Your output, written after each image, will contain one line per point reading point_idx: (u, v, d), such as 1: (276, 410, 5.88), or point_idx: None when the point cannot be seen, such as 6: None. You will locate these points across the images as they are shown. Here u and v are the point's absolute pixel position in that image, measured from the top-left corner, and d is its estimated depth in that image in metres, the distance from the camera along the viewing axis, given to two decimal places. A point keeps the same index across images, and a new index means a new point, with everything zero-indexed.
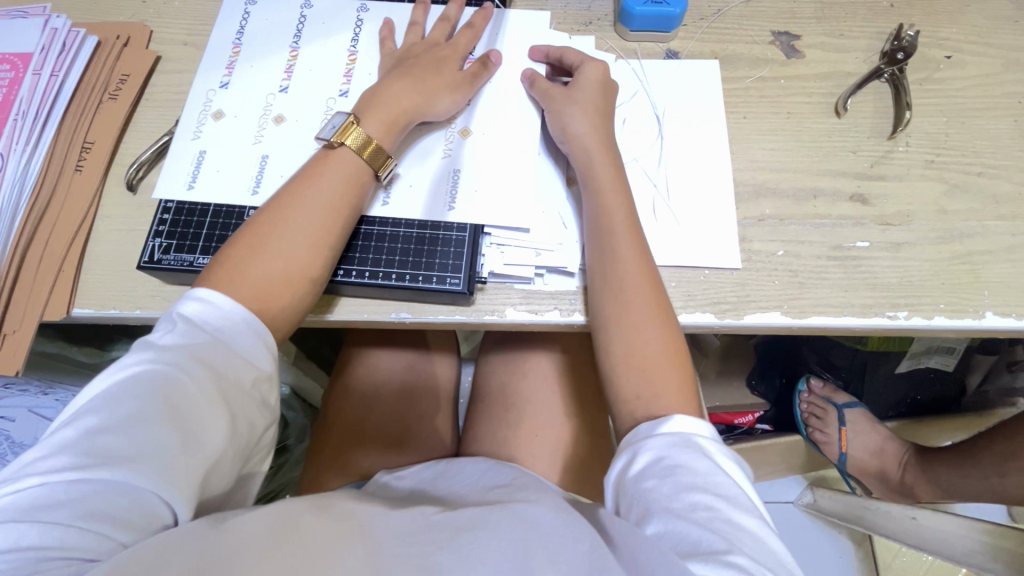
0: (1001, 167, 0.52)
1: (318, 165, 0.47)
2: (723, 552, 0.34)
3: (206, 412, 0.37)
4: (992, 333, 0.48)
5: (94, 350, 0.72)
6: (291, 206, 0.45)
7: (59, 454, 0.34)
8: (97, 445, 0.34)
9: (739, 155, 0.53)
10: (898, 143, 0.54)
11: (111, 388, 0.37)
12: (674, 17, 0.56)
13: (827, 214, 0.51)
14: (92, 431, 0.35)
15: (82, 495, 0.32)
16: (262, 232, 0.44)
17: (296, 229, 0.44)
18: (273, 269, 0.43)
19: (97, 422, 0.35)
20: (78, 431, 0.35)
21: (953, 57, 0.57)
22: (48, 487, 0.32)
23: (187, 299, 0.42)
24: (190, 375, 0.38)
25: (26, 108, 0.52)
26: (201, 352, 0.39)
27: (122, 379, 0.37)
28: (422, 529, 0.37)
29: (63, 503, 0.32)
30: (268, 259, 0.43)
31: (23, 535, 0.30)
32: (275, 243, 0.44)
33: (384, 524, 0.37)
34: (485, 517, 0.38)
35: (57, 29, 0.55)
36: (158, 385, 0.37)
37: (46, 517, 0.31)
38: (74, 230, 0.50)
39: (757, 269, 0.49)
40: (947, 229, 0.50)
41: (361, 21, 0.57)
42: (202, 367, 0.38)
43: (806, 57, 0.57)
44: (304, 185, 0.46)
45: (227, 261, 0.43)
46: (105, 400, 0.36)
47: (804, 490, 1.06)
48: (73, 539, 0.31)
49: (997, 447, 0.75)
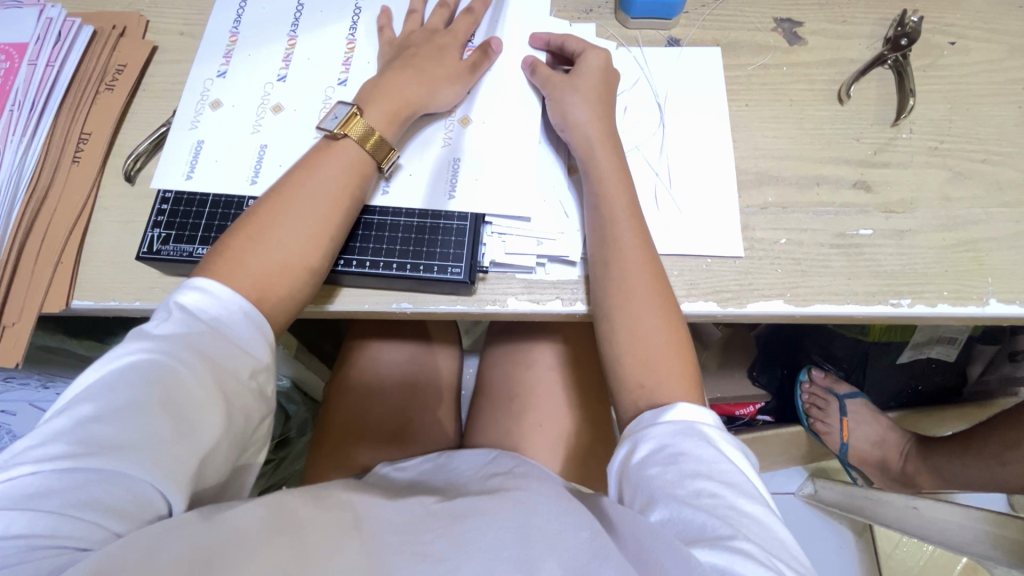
0: (1005, 154, 0.52)
1: (319, 154, 0.47)
2: (729, 539, 0.34)
3: (202, 402, 0.37)
4: (995, 321, 0.48)
5: (93, 343, 0.70)
6: (291, 195, 0.45)
7: (52, 443, 0.33)
8: (90, 434, 0.34)
9: (742, 143, 0.53)
10: (901, 130, 0.53)
11: (105, 377, 0.37)
12: (674, 5, 0.55)
13: (829, 202, 0.51)
14: (86, 420, 0.34)
15: (75, 484, 0.32)
16: (262, 221, 0.44)
17: (296, 218, 0.44)
18: (273, 258, 0.43)
19: (91, 411, 0.35)
20: (71, 420, 0.34)
21: (957, 43, 0.56)
22: (41, 476, 0.32)
23: (185, 288, 0.41)
24: (186, 365, 0.37)
25: (22, 98, 0.52)
26: (198, 342, 0.39)
27: (118, 368, 0.37)
28: (422, 519, 0.37)
29: (55, 491, 0.32)
30: (267, 249, 0.43)
31: (13, 523, 0.30)
32: (275, 233, 0.44)
33: (383, 516, 0.37)
34: (484, 507, 0.38)
35: (53, 19, 0.54)
36: (154, 375, 0.37)
37: (39, 505, 0.31)
38: (73, 221, 0.50)
39: (760, 257, 0.49)
40: (950, 216, 0.50)
41: (359, 9, 0.56)
42: (199, 357, 0.38)
43: (808, 44, 0.57)
44: (304, 174, 0.46)
45: (225, 251, 0.43)
46: (100, 390, 0.36)
47: (805, 481, 1.06)
48: (65, 528, 0.31)
49: (1000, 437, 0.75)
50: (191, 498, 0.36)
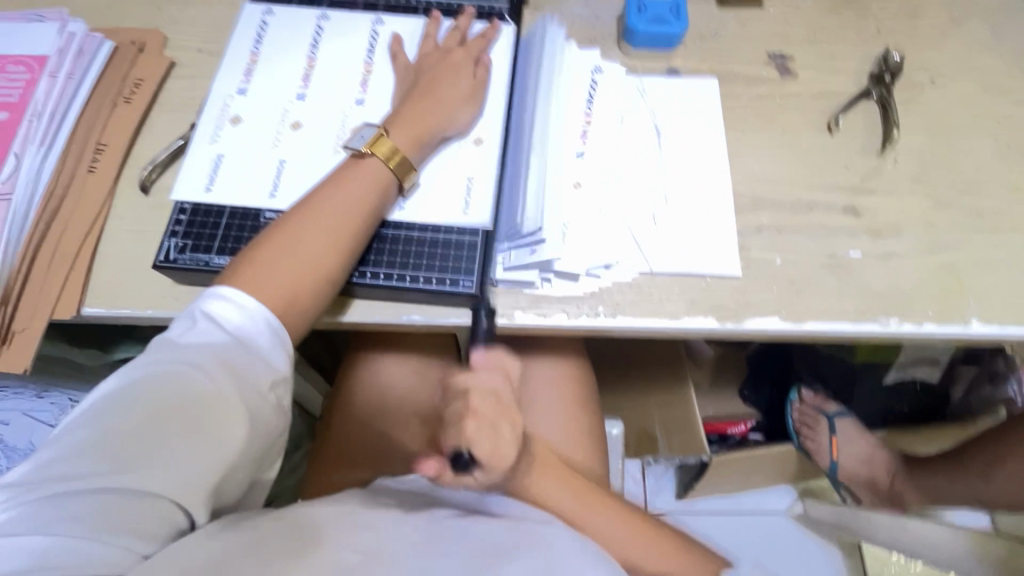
0: (983, 184, 0.56)
1: (348, 171, 0.49)
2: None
3: (224, 417, 0.38)
4: (979, 340, 0.50)
5: (94, 352, 0.65)
6: (317, 209, 0.47)
7: (80, 459, 0.35)
8: (118, 450, 0.35)
9: (737, 168, 0.56)
10: (887, 159, 0.57)
11: (128, 390, 0.37)
12: (674, 36, 0.59)
13: (821, 225, 0.54)
14: (113, 434, 0.35)
15: (104, 506, 0.34)
16: (290, 233, 0.46)
17: (319, 231, 0.46)
18: (297, 268, 0.44)
19: (118, 426, 0.36)
20: (95, 434, 0.35)
21: (936, 79, 0.60)
22: (70, 496, 0.34)
23: (209, 296, 0.42)
24: (211, 377, 0.38)
25: (42, 108, 0.53)
26: (222, 353, 0.39)
27: (142, 379, 0.38)
28: (432, 540, 0.38)
29: (83, 514, 0.33)
30: (292, 259, 0.45)
31: (43, 547, 0.32)
32: (300, 245, 0.45)
33: (399, 530, 0.38)
34: (501, 539, 0.39)
35: (74, 33, 0.56)
36: (178, 387, 0.37)
37: (68, 529, 0.33)
38: (88, 229, 0.51)
39: (756, 276, 0.51)
40: (934, 241, 0.53)
41: (376, 34, 0.59)
42: (224, 370, 0.39)
43: (799, 77, 0.60)
44: (333, 190, 0.48)
45: (253, 260, 0.44)
46: (125, 402, 0.37)
47: (795, 500, 1.01)
48: (93, 552, 0.33)
49: (984, 455, 0.79)
50: (214, 509, 0.38)
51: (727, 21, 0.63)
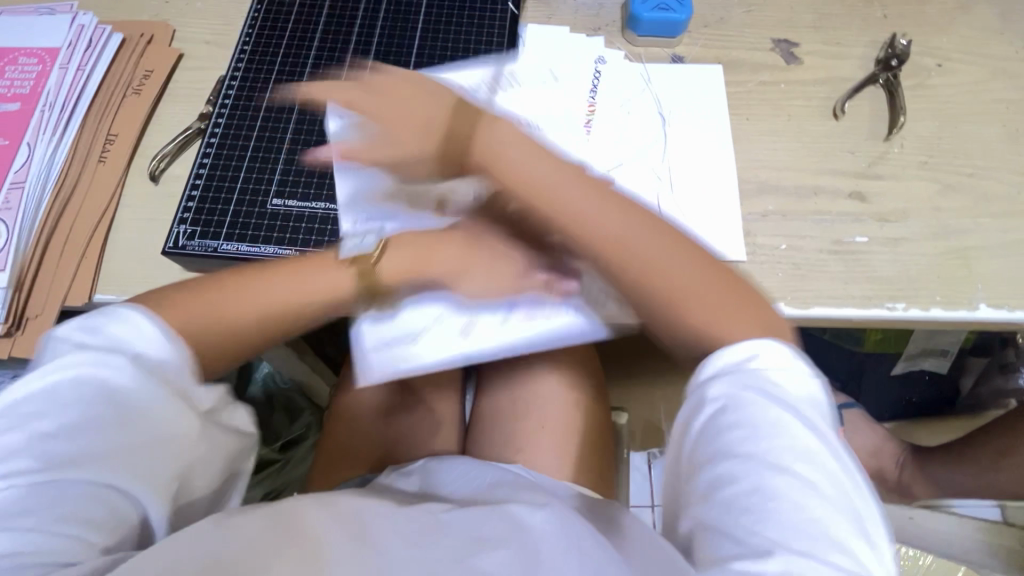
0: (992, 169, 0.55)
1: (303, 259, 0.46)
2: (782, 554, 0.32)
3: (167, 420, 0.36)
4: (987, 325, 0.50)
5: None
6: (258, 278, 0.44)
7: (16, 458, 0.33)
8: (58, 448, 0.34)
9: (741, 154, 0.56)
10: (894, 144, 0.56)
11: (56, 389, 0.35)
12: (679, 23, 0.59)
13: (827, 211, 0.53)
14: (48, 433, 0.34)
15: (53, 501, 0.33)
16: (217, 293, 0.43)
17: (245, 302, 0.43)
18: (210, 331, 0.41)
19: (51, 426, 0.34)
20: (29, 434, 0.34)
21: (944, 65, 0.60)
22: (13, 493, 0.32)
23: (125, 309, 0.39)
24: (147, 382, 0.36)
25: (54, 99, 0.54)
26: (158, 359, 0.37)
27: (69, 379, 0.35)
28: (428, 531, 0.37)
29: (29, 510, 0.32)
30: (212, 322, 0.41)
31: None
32: (223, 312, 0.42)
33: (388, 521, 0.38)
34: (486, 521, 0.39)
35: (84, 25, 0.58)
36: (113, 390, 0.35)
37: (17, 524, 0.31)
38: (99, 217, 0.51)
39: (761, 262, 0.51)
40: (942, 226, 0.53)
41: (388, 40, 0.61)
42: (163, 377, 0.37)
43: (805, 63, 0.60)
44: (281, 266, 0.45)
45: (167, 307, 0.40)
46: (56, 402, 0.35)
47: None
48: (47, 544, 0.31)
49: (993, 446, 0.78)
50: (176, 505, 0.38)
51: (732, 8, 0.63)
